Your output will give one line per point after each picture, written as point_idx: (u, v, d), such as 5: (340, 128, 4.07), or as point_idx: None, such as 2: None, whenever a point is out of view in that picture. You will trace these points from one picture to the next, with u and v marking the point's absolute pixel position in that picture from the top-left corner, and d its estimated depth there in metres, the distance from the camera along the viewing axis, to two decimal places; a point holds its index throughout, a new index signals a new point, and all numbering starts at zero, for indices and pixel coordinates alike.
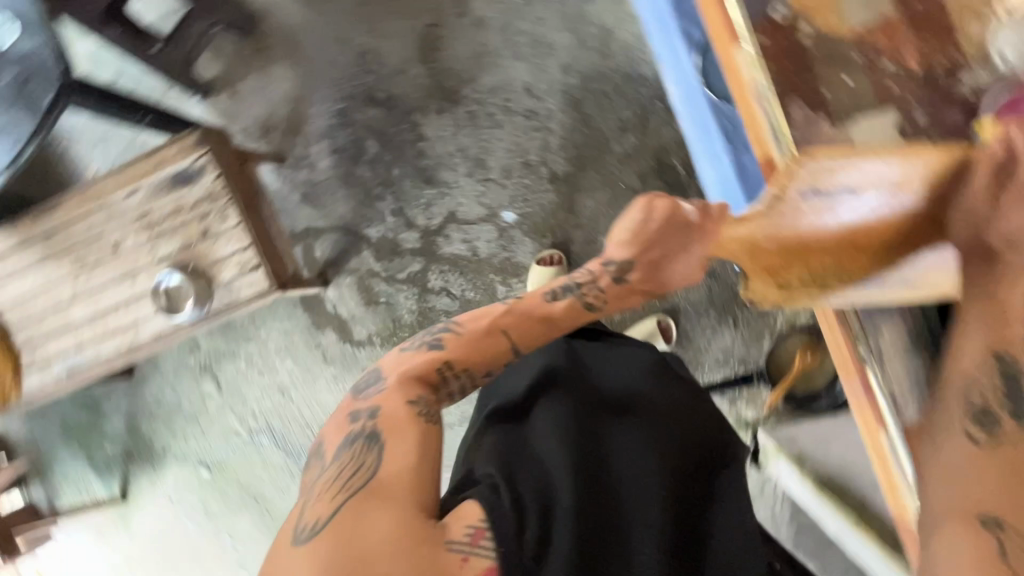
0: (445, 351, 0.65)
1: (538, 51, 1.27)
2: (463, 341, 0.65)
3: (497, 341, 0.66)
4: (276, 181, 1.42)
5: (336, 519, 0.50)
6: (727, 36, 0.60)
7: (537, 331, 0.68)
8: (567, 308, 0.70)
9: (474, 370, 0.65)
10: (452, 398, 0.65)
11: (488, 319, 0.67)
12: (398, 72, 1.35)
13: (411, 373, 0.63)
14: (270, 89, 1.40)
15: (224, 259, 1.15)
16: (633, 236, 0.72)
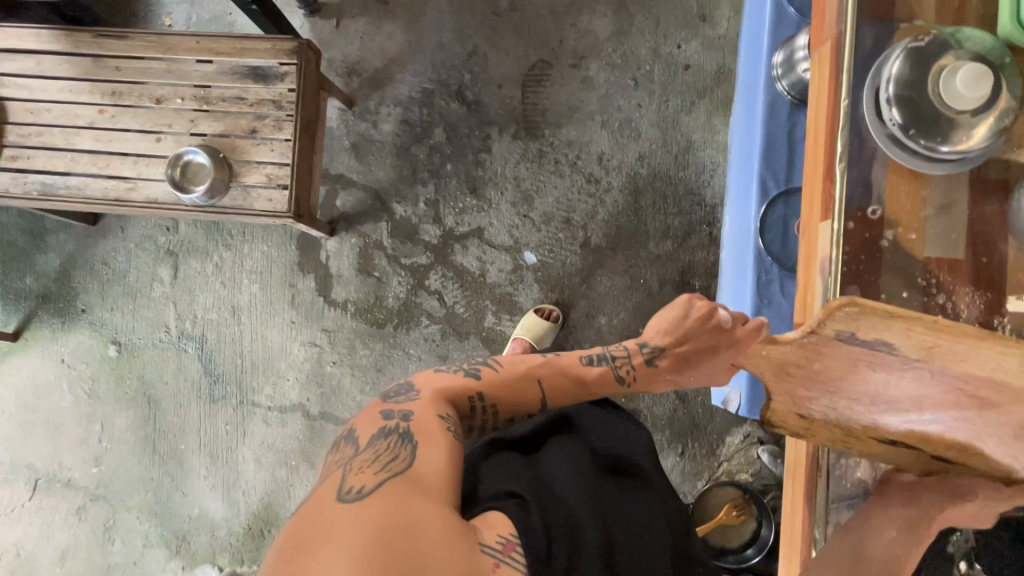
0: (480, 382, 0.71)
1: (624, 132, 1.34)
2: (500, 378, 0.71)
3: (530, 388, 0.72)
4: (335, 119, 1.41)
5: (378, 490, 0.53)
6: (821, 208, 0.66)
7: (568, 388, 0.74)
8: (599, 375, 0.75)
9: (501, 407, 0.71)
10: (472, 429, 0.71)
11: (525, 366, 0.73)
12: (495, 84, 1.39)
13: (443, 394, 0.68)
14: (373, 39, 1.42)
15: (255, 165, 1.10)
16: (671, 328, 0.76)
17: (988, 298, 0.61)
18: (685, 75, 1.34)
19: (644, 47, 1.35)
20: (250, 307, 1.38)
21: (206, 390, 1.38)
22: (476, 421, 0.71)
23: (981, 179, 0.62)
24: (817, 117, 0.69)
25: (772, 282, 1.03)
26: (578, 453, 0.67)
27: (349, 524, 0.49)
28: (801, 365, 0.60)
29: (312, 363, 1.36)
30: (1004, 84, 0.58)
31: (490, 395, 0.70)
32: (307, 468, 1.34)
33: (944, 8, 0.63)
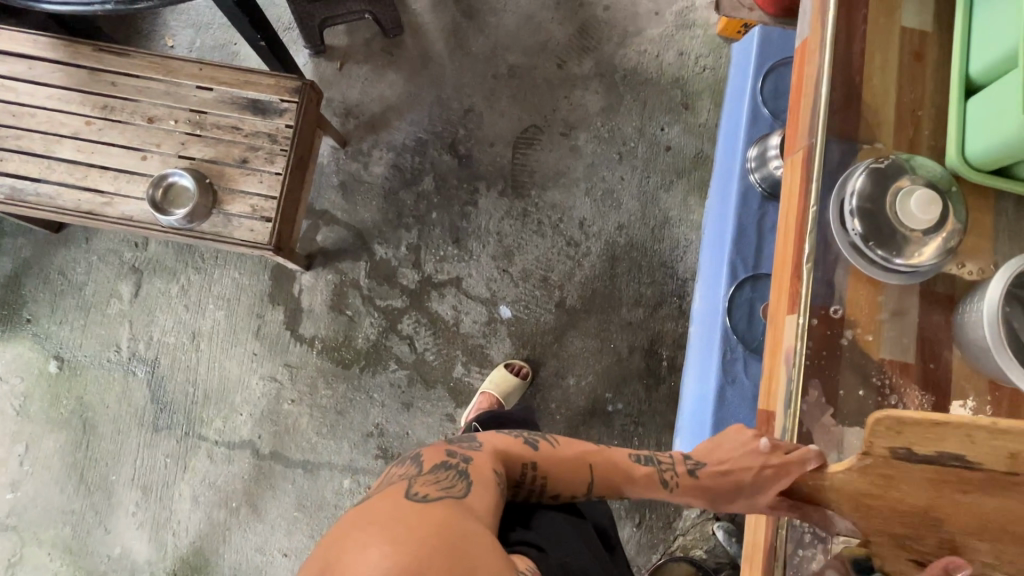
0: (536, 453, 0.67)
1: (606, 201, 1.41)
2: (558, 452, 0.68)
3: (581, 470, 0.68)
4: (327, 157, 1.43)
5: (437, 504, 0.52)
6: (787, 302, 0.71)
7: (615, 480, 0.69)
8: (645, 477, 0.71)
9: (550, 483, 0.66)
10: (516, 496, 0.66)
11: (580, 448, 0.69)
12: (488, 142, 1.44)
13: (501, 453, 0.65)
14: (374, 86, 1.46)
15: (241, 195, 1.09)
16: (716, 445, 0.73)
17: (934, 402, 0.65)
18: (666, 155, 1.42)
19: (630, 125, 1.44)
20: (212, 334, 1.34)
21: (150, 418, 1.30)
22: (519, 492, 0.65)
23: (931, 291, 0.68)
24: (788, 220, 0.75)
25: (736, 361, 1.07)
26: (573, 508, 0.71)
27: (416, 521, 0.48)
28: (878, 495, 0.60)
29: (268, 399, 1.31)
30: (951, 210, 0.65)
31: (548, 467, 0.66)
32: (247, 512, 1.26)
33: (901, 135, 0.70)
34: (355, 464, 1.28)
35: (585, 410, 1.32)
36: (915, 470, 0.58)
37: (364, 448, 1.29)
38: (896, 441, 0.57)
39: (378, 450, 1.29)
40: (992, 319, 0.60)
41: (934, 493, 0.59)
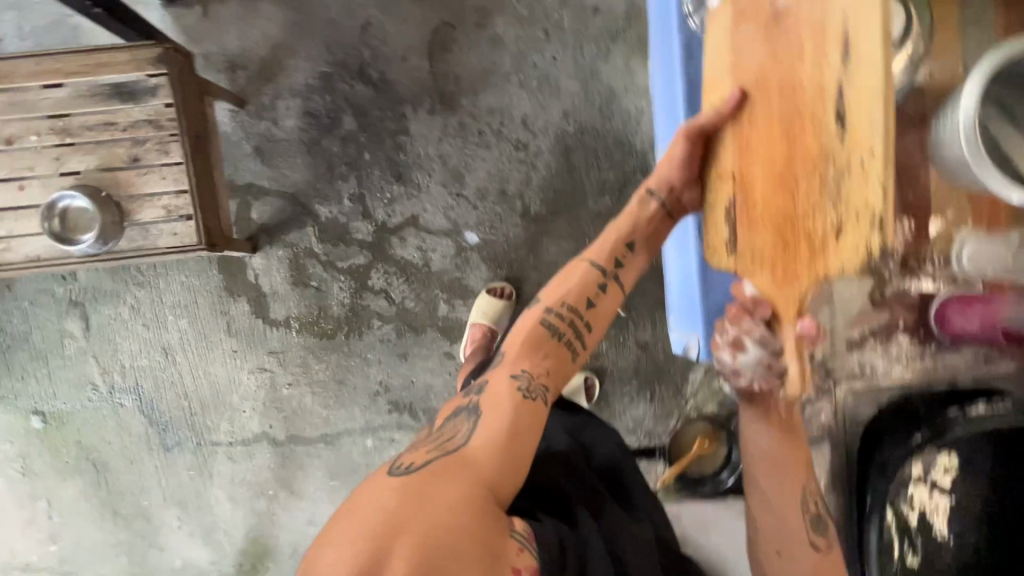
0: (539, 309, 0.73)
1: (544, 90, 1.28)
2: (551, 288, 0.75)
3: (580, 270, 0.75)
4: (229, 123, 1.28)
5: (422, 473, 0.54)
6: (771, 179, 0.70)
7: (614, 245, 0.76)
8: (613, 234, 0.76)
9: (573, 304, 0.72)
10: (568, 347, 0.71)
11: (568, 267, 0.76)
12: (399, 57, 1.28)
13: (524, 341, 0.70)
14: (252, 25, 1.26)
15: (149, 198, 0.97)
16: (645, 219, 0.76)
17: (915, 228, 0.62)
18: (595, 18, 1.27)
19: None
20: (184, 345, 1.28)
21: (156, 440, 1.29)
22: (567, 336, 0.71)
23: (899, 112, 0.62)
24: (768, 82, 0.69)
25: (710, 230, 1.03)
26: (602, 488, 0.70)
27: (400, 489, 0.52)
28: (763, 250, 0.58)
29: (266, 390, 1.29)
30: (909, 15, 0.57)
31: (557, 300, 0.73)
32: (286, 495, 1.30)
33: None
34: (372, 424, 1.30)
35: None
36: (763, 187, 0.57)
37: (375, 407, 1.30)
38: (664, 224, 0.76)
39: (390, 405, 1.30)
40: (968, 130, 0.53)
41: (749, 221, 0.59)
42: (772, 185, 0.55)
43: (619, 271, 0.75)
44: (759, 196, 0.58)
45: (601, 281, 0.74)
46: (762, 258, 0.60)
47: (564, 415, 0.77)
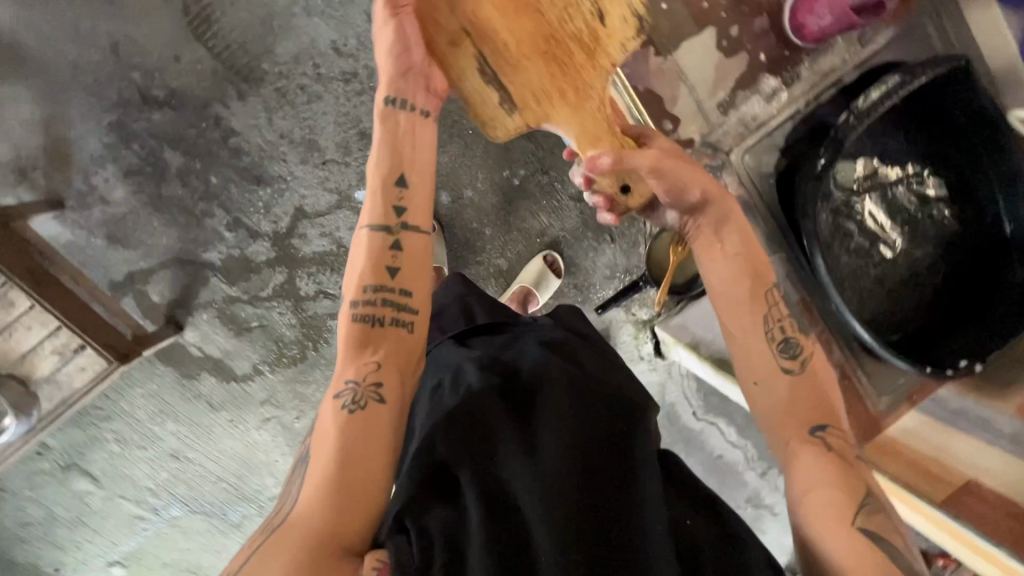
0: (348, 304, 0.60)
1: (333, 1, 1.11)
2: (347, 277, 0.62)
3: (364, 243, 0.63)
4: (66, 230, 1.15)
5: (260, 553, 0.49)
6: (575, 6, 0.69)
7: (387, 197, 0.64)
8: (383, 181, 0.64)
9: (375, 281, 0.61)
10: (396, 324, 0.60)
11: (354, 247, 0.63)
12: (171, 58, 1.11)
13: (348, 345, 0.59)
14: (7, 118, 1.09)
15: (35, 351, 0.92)
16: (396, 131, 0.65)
17: None
18: None
19: None
20: (186, 442, 1.28)
21: (224, 524, 1.35)
22: (382, 318, 0.60)
23: None
24: None
25: None
26: (493, 438, 0.59)
27: None
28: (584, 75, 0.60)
29: (282, 435, 1.30)
30: None
31: (355, 288, 0.61)
32: None
33: None
34: None
35: (500, 202, 1.27)
36: None
37: None
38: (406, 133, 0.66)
39: None
40: None
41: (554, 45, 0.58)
42: None
43: (403, 220, 0.64)
44: (514, 36, 0.67)
45: (390, 240, 0.63)
46: (550, 88, 0.69)
47: (483, 359, 0.67)
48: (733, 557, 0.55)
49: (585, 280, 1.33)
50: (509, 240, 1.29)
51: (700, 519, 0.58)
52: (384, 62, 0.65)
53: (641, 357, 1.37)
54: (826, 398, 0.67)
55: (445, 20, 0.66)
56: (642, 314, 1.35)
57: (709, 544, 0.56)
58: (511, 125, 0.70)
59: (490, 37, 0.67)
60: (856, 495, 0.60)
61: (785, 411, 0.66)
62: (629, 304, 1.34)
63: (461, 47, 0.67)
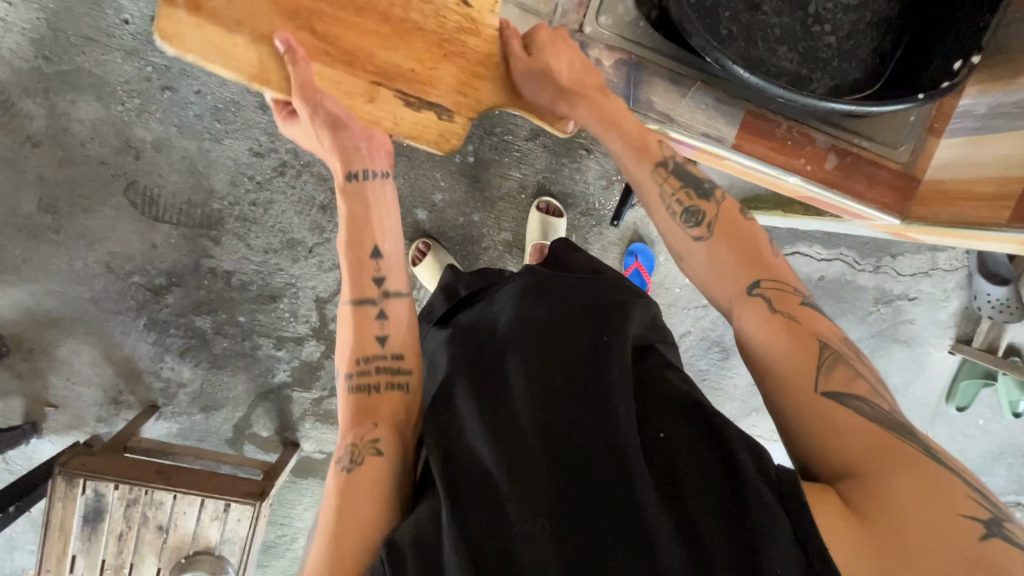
0: (347, 373, 0.69)
1: (229, 119, 1.18)
2: (344, 355, 0.71)
3: (351, 315, 0.72)
4: (172, 422, 1.30)
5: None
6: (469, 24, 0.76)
7: (361, 270, 0.73)
8: (353, 260, 0.74)
9: (365, 351, 0.70)
10: (392, 381, 0.68)
11: (348, 320, 0.73)
12: (149, 247, 1.22)
13: (349, 407, 0.67)
14: (77, 369, 1.25)
15: (200, 527, 1.05)
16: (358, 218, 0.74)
17: None
18: None
19: (127, 70, 1.14)
20: None
21: None
22: (377, 383, 0.68)
23: None
24: None
25: None
26: (466, 415, 0.60)
27: None
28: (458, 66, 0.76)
29: None
30: None
31: (351, 363, 0.70)
32: None
33: None
34: None
35: (470, 185, 1.25)
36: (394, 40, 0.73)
37: None
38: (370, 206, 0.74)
39: None
40: None
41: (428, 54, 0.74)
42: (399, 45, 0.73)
43: (379, 292, 0.73)
44: (415, 60, 0.74)
45: (371, 310, 0.72)
46: (465, 78, 0.76)
47: (452, 338, 0.72)
48: (727, 455, 0.53)
49: (587, 203, 1.29)
50: (499, 212, 1.27)
51: (692, 428, 0.57)
52: (331, 152, 0.72)
53: None
54: (761, 266, 0.64)
55: (358, 89, 0.72)
56: None
57: (696, 457, 0.54)
58: (456, 128, 0.77)
59: (398, 75, 0.74)
60: (814, 356, 0.57)
61: (731, 278, 0.64)
62: None
63: (384, 99, 0.74)
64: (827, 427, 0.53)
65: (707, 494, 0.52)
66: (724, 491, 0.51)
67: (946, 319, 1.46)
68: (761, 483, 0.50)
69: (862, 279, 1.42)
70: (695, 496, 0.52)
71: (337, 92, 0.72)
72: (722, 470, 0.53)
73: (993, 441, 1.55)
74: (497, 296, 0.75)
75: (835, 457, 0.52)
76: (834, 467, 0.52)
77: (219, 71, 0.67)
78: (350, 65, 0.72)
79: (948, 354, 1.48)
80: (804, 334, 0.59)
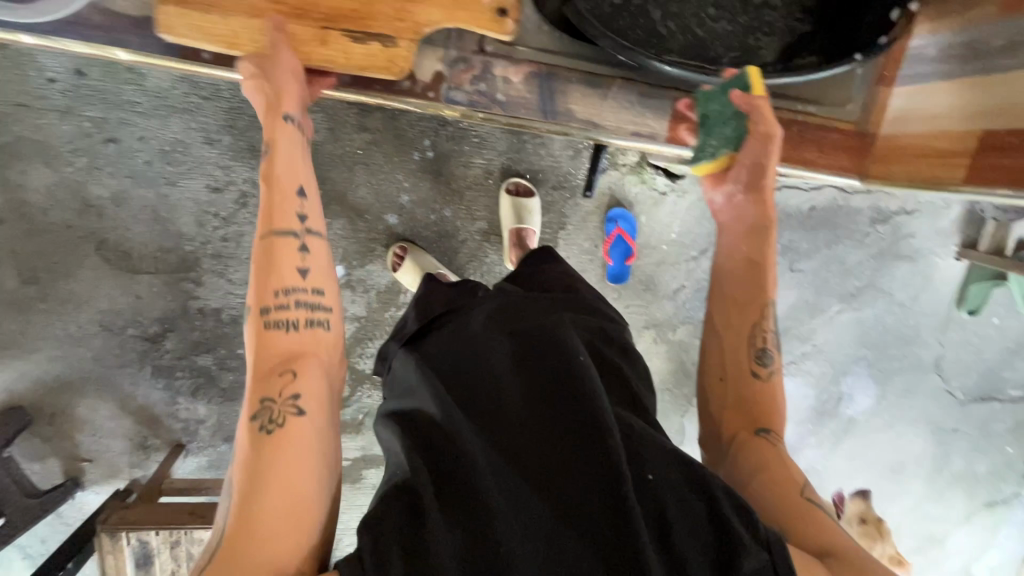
0: (258, 312, 0.65)
1: (179, 158, 1.16)
2: (254, 282, 0.67)
3: (269, 255, 0.68)
4: (200, 457, 1.35)
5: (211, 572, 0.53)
6: None
7: (282, 203, 0.70)
8: (274, 186, 0.70)
9: (288, 284, 0.67)
10: (312, 327, 0.68)
11: (263, 250, 0.68)
12: (135, 298, 1.23)
13: (266, 356, 0.64)
14: (99, 424, 1.30)
15: None
16: (285, 154, 0.72)
17: None
18: (98, 83, 1.11)
19: (67, 130, 1.13)
20: None
21: None
22: (296, 321, 0.67)
23: None
24: None
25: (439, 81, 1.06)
26: (459, 429, 0.62)
27: None
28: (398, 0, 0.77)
29: None
30: None
31: (265, 296, 0.66)
32: None
33: None
34: None
35: (436, 181, 1.22)
36: None
37: None
38: (296, 144, 0.74)
39: None
40: None
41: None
42: None
43: (302, 226, 0.71)
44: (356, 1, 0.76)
45: (296, 248, 0.70)
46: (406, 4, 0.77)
47: (425, 355, 0.73)
48: (705, 493, 0.58)
49: (559, 176, 1.25)
50: (470, 202, 1.24)
51: (673, 466, 0.60)
52: (258, 93, 0.72)
53: (661, 193, 1.27)
54: (762, 399, 0.74)
55: (310, 36, 0.76)
56: (631, 158, 1.25)
57: (680, 498, 0.58)
58: (402, 52, 0.78)
59: (344, 16, 0.77)
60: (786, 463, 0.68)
61: (738, 406, 0.74)
62: (612, 160, 1.24)
63: (334, 40, 0.76)
64: (806, 518, 0.63)
65: (693, 532, 0.56)
66: (703, 528, 0.57)
67: (946, 227, 1.41)
68: (757, 549, 0.55)
69: (855, 201, 1.37)
70: (679, 527, 0.56)
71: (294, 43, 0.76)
72: (711, 512, 0.57)
73: (1010, 337, 1.53)
74: (474, 308, 0.75)
75: (805, 533, 0.62)
76: (818, 544, 0.61)
77: (207, 46, 0.76)
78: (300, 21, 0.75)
79: (954, 261, 1.44)
80: (780, 457, 0.69)
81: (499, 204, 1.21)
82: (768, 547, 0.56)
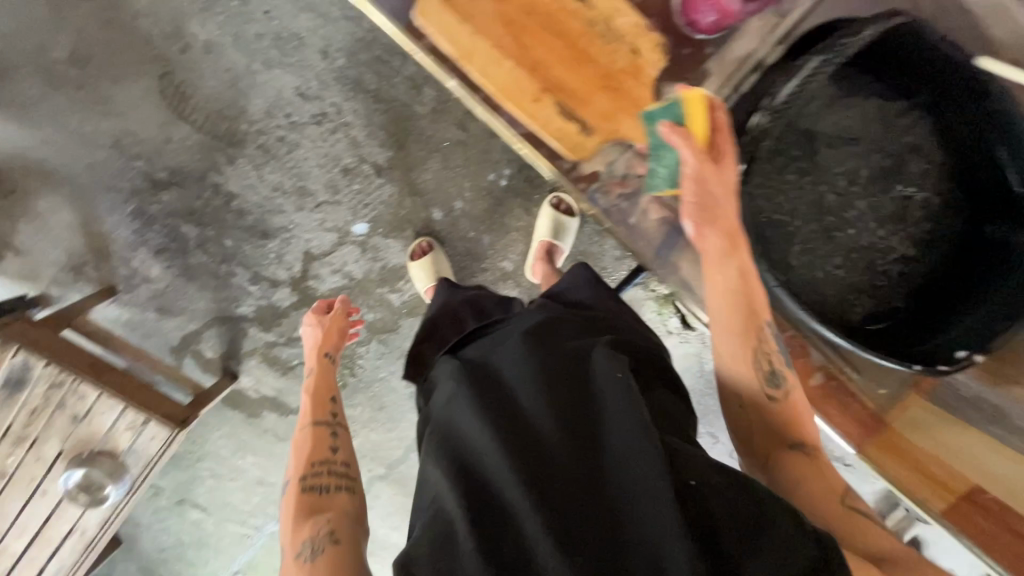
0: (294, 478, 0.73)
1: (289, 49, 1.15)
2: (294, 459, 0.77)
3: (307, 434, 0.81)
4: (123, 311, 1.28)
5: None
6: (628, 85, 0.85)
7: (317, 400, 0.87)
8: (312, 398, 0.87)
9: (316, 458, 0.76)
10: (342, 484, 0.74)
11: (299, 435, 0.81)
12: (163, 140, 1.19)
13: (303, 509, 0.69)
14: (50, 225, 1.22)
15: (112, 429, 1.05)
16: (321, 384, 0.91)
17: None
18: None
19: None
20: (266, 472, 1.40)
21: None
22: (326, 484, 0.73)
23: None
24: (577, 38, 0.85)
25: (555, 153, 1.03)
26: (479, 438, 0.60)
27: None
28: (614, 107, 0.85)
29: None
30: None
31: (303, 466, 0.75)
32: None
33: None
34: None
35: (492, 207, 1.24)
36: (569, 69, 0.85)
37: None
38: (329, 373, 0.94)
39: None
40: None
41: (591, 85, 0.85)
42: (573, 74, 0.85)
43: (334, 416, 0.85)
44: (579, 87, 0.85)
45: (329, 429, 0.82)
46: (615, 111, 0.85)
47: (459, 370, 0.72)
48: (754, 497, 0.54)
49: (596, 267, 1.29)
50: (509, 241, 1.26)
51: (721, 474, 0.55)
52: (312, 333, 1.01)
53: (669, 333, 1.32)
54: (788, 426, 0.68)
55: (528, 91, 0.85)
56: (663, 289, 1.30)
57: (727, 502, 0.53)
58: (588, 144, 0.86)
59: (562, 91, 0.85)
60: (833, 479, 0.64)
61: (767, 432, 0.68)
62: (647, 282, 1.30)
63: (545, 105, 0.85)
64: (853, 528, 0.60)
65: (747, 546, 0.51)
66: (749, 526, 0.52)
67: None
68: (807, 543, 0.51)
69: None
70: (727, 533, 0.51)
71: (514, 88, 0.85)
72: (754, 514, 0.52)
73: None
74: (508, 331, 0.76)
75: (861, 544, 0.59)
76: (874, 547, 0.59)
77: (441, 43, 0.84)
78: (530, 74, 0.85)
79: None
80: (816, 469, 0.64)
81: (539, 218, 1.21)
82: (818, 544, 0.51)
